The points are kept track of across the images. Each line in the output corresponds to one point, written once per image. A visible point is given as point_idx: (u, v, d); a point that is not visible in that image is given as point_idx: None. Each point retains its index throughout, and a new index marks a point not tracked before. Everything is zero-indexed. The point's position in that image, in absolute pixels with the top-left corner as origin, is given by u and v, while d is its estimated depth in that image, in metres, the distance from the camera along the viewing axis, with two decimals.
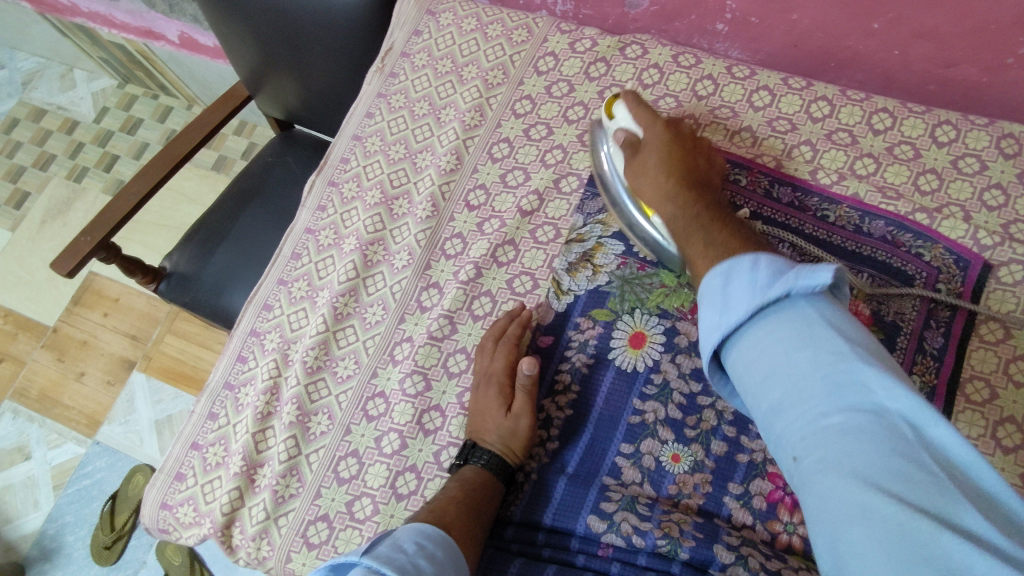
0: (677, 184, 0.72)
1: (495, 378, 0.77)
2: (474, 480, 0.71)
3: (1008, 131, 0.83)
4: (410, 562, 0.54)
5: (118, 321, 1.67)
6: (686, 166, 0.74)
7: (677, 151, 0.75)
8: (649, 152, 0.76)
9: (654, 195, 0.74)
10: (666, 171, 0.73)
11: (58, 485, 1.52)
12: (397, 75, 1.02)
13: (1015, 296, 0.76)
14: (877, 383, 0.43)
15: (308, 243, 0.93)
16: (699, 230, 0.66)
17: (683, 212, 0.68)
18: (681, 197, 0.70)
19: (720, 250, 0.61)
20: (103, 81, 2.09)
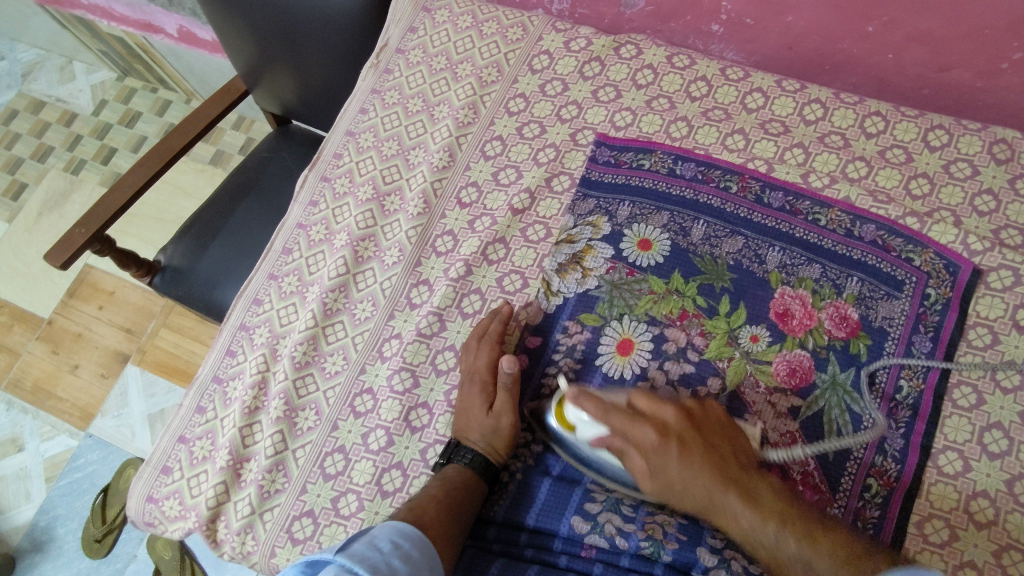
0: (706, 477, 0.67)
1: (479, 376, 0.77)
2: (455, 479, 0.72)
3: (1000, 137, 0.84)
4: (384, 560, 0.56)
5: (112, 314, 1.67)
6: (706, 449, 0.68)
7: (695, 452, 0.68)
8: (658, 459, 0.68)
9: (681, 477, 0.68)
10: (700, 478, 0.67)
11: (50, 477, 1.52)
12: (391, 72, 1.02)
13: (1004, 302, 0.76)
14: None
15: (299, 239, 0.93)
16: (731, 485, 0.66)
17: (705, 464, 0.67)
18: (701, 455, 0.68)
19: (783, 533, 0.63)
20: (102, 73, 2.09)
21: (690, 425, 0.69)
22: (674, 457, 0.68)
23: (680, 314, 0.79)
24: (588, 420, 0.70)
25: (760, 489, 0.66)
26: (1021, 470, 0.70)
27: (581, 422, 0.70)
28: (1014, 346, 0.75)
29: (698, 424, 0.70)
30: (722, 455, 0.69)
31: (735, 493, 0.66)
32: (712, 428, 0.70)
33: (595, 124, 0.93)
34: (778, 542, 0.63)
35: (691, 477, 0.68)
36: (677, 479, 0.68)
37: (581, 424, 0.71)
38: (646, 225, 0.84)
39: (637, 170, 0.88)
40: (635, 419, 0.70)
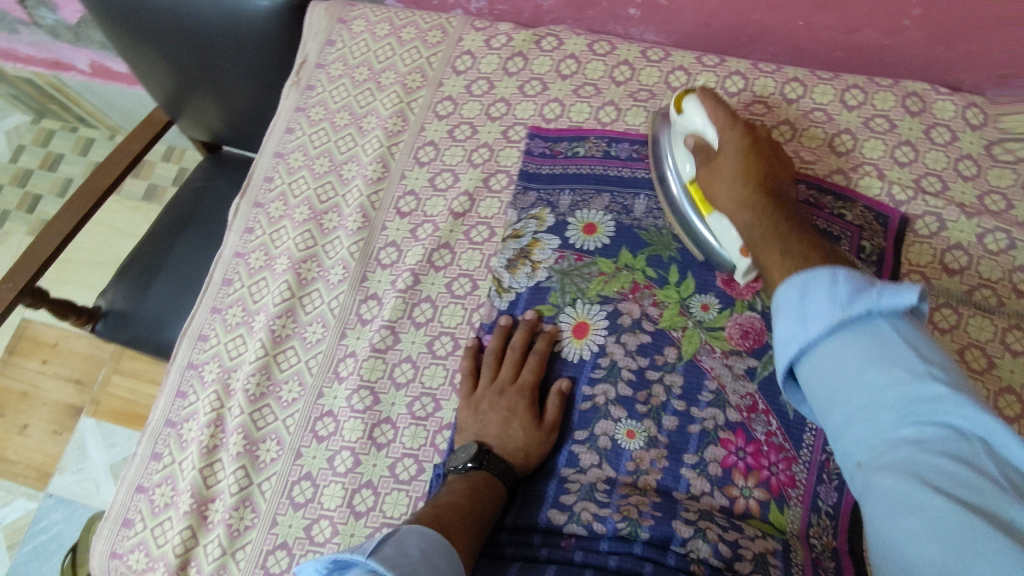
0: (785, 268, 0.60)
1: (527, 390, 0.76)
2: (467, 492, 0.69)
3: (912, 90, 0.87)
4: (412, 568, 0.54)
5: (58, 367, 1.60)
6: (779, 218, 0.66)
7: (773, 214, 0.66)
8: (731, 208, 0.71)
9: (727, 203, 0.71)
10: (752, 225, 0.67)
11: (11, 545, 1.44)
12: (314, 87, 1.00)
13: (932, 247, 0.80)
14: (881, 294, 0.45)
15: (239, 268, 0.91)
16: (777, 236, 0.62)
17: (763, 217, 0.66)
18: (757, 216, 0.67)
19: (795, 269, 0.56)
20: (14, 118, 1.97)
21: (798, 244, 0.60)
22: (744, 218, 0.68)
23: (632, 288, 0.81)
24: (713, 148, 0.74)
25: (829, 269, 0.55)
26: None
27: (692, 109, 0.76)
28: (946, 288, 0.78)
29: (790, 207, 0.68)
30: (791, 217, 0.66)
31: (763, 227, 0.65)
32: (797, 212, 0.68)
33: (526, 119, 0.93)
34: (743, 214, 0.68)
35: (743, 219, 0.68)
36: (742, 230, 0.69)
37: (719, 220, 0.74)
38: (589, 210, 0.85)
39: (573, 158, 0.89)
40: (707, 161, 0.75)
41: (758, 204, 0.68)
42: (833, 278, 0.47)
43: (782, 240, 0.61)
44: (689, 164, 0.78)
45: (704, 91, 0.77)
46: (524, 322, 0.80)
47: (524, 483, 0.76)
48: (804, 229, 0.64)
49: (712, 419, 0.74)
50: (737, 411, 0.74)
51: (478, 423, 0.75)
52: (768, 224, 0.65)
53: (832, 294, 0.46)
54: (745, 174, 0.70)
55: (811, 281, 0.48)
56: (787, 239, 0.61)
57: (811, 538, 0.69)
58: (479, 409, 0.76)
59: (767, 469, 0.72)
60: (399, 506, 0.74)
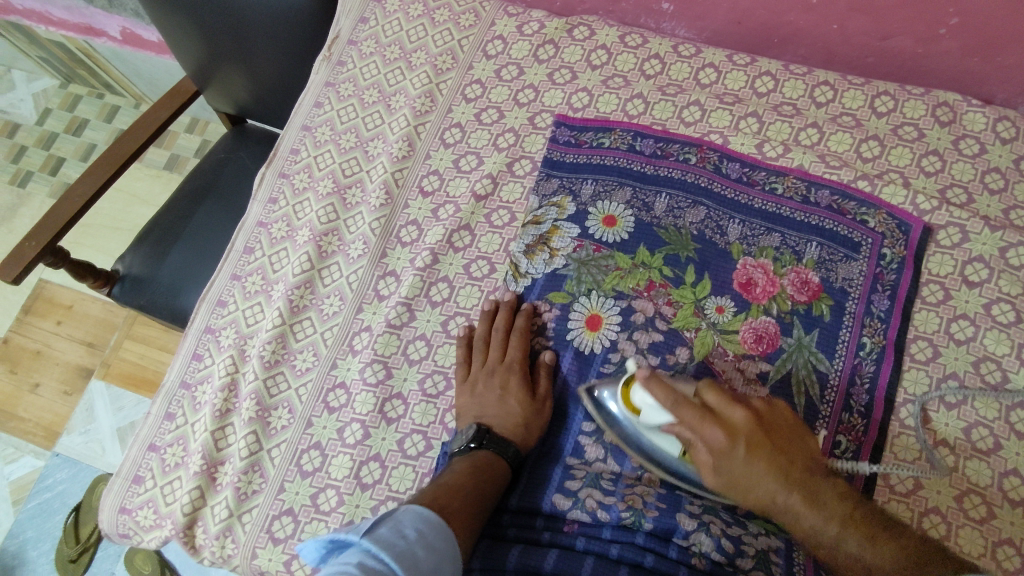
0: (774, 474, 0.61)
1: (517, 366, 0.78)
2: (470, 470, 0.69)
3: (943, 100, 0.87)
4: (408, 549, 0.54)
5: (72, 328, 1.62)
6: (768, 442, 0.62)
7: (763, 451, 0.62)
8: (724, 466, 0.62)
9: (719, 478, 0.63)
10: (762, 478, 0.61)
11: (17, 500, 1.46)
12: (345, 64, 1.01)
13: (953, 258, 0.79)
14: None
15: (261, 237, 0.92)
16: (791, 476, 0.61)
17: (765, 467, 0.61)
18: (763, 458, 0.62)
19: (869, 547, 0.58)
20: (44, 81, 2.00)
21: (760, 425, 0.63)
22: (740, 457, 0.62)
23: (647, 286, 0.80)
24: (658, 407, 0.64)
25: (822, 492, 0.61)
26: (975, 418, 0.73)
27: (647, 406, 0.65)
28: (965, 300, 0.78)
29: (766, 426, 0.64)
30: (787, 449, 0.63)
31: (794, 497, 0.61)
32: (773, 421, 0.64)
33: (553, 107, 0.93)
34: (767, 488, 0.61)
35: (757, 478, 0.62)
36: (718, 443, 0.62)
37: (650, 410, 0.65)
38: (610, 202, 0.85)
39: (598, 149, 0.89)
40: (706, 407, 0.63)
41: (754, 449, 0.62)
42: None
43: (784, 483, 0.61)
44: (662, 439, 0.68)
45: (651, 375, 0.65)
46: (506, 304, 0.81)
47: (528, 464, 0.77)
48: (798, 461, 0.62)
49: None
50: None
51: (474, 403, 0.76)
52: (783, 478, 0.61)
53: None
54: (714, 417, 0.63)
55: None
56: (775, 467, 0.62)
57: None
58: (474, 390, 0.77)
59: None
60: (405, 480, 0.75)
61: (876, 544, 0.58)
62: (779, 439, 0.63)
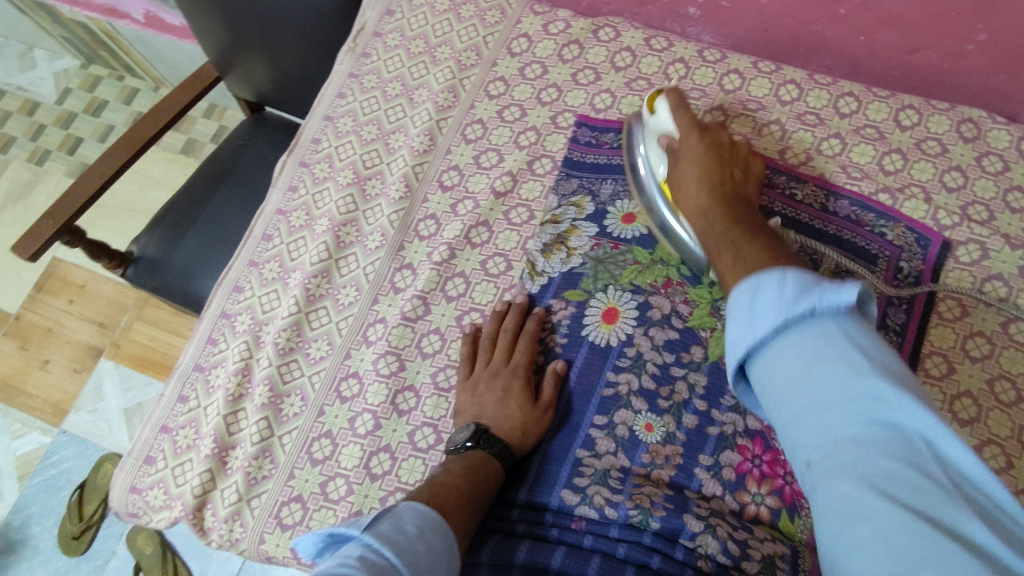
0: (721, 242, 0.64)
1: (520, 370, 0.78)
2: (465, 472, 0.69)
3: (967, 116, 0.86)
4: (408, 545, 0.54)
5: (83, 308, 1.63)
6: (729, 216, 0.67)
7: (723, 216, 0.67)
8: (684, 155, 0.75)
9: (686, 187, 0.73)
10: (699, 176, 0.72)
11: (23, 475, 1.48)
12: (369, 55, 1.01)
13: (972, 275, 0.79)
14: (820, 293, 0.43)
15: (279, 225, 0.92)
16: (732, 241, 0.62)
17: (713, 187, 0.71)
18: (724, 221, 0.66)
19: (752, 274, 0.55)
20: (65, 61, 2.01)
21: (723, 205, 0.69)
22: (693, 198, 0.72)
23: (665, 283, 0.80)
24: (670, 120, 0.78)
25: (744, 246, 0.60)
26: (987, 436, 0.72)
27: (663, 112, 0.79)
28: (981, 318, 0.77)
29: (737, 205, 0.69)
30: (740, 220, 0.66)
31: (698, 167, 0.73)
32: (749, 210, 0.68)
33: (575, 107, 0.93)
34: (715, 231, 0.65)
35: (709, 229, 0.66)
36: (692, 201, 0.72)
37: (662, 116, 0.79)
38: (630, 201, 0.85)
39: (618, 150, 0.89)
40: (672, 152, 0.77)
41: (710, 183, 0.72)
42: (796, 306, 0.44)
43: (730, 243, 0.62)
44: (654, 152, 0.80)
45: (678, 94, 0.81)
46: (514, 307, 0.82)
47: (530, 460, 0.77)
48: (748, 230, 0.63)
49: (732, 424, 0.73)
50: (758, 419, 0.73)
51: (474, 404, 0.76)
52: (732, 251, 0.61)
53: (786, 350, 0.44)
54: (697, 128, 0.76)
55: (746, 326, 0.46)
56: (733, 243, 0.62)
57: (820, 548, 0.68)
58: (475, 390, 0.77)
59: (781, 478, 0.71)
60: (414, 473, 0.75)
61: (761, 265, 0.55)
62: (733, 220, 0.66)
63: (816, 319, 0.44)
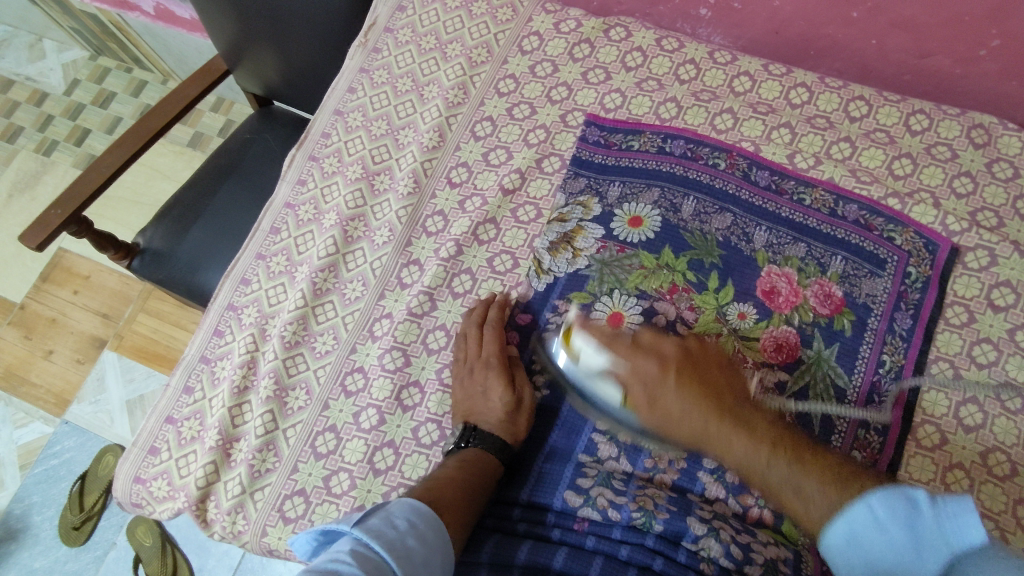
0: (703, 408, 0.66)
1: (494, 359, 0.76)
2: (457, 467, 0.70)
3: (978, 121, 0.86)
4: (399, 539, 0.55)
5: (88, 298, 1.63)
6: (705, 388, 0.67)
7: (695, 384, 0.68)
8: (643, 352, 0.70)
9: (643, 362, 0.69)
10: (660, 373, 0.68)
11: (25, 464, 1.48)
12: (380, 51, 1.01)
13: (980, 281, 0.79)
14: (939, 519, 0.50)
15: (287, 218, 0.92)
16: (723, 412, 0.65)
17: (694, 390, 0.67)
18: (694, 386, 0.67)
19: (797, 473, 0.60)
20: (75, 52, 2.01)
21: (687, 358, 0.69)
22: (669, 389, 0.67)
23: (670, 288, 0.80)
24: (595, 349, 0.71)
25: (752, 421, 0.65)
26: (993, 443, 0.72)
27: (588, 353, 0.71)
28: (989, 324, 0.77)
29: (698, 362, 0.70)
30: (710, 378, 0.69)
31: (671, 356, 0.69)
32: (705, 361, 0.70)
33: (585, 106, 0.93)
34: (715, 432, 0.65)
35: (688, 411, 0.66)
36: (672, 412, 0.67)
37: (589, 354, 0.71)
38: (637, 203, 0.84)
39: (627, 151, 0.89)
40: (613, 338, 0.72)
41: (682, 383, 0.67)
42: (877, 514, 0.52)
43: (733, 428, 0.64)
44: (600, 385, 0.71)
45: (588, 323, 0.74)
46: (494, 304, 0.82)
47: (532, 459, 0.77)
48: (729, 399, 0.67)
49: None
50: None
51: (461, 402, 0.77)
52: (749, 438, 0.63)
53: (883, 532, 0.52)
54: (644, 350, 0.70)
55: (854, 521, 0.53)
56: (735, 428, 0.64)
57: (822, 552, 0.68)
58: (460, 390, 0.77)
59: None
60: (418, 469, 0.76)
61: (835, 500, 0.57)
62: (705, 372, 0.69)
63: (923, 508, 0.51)
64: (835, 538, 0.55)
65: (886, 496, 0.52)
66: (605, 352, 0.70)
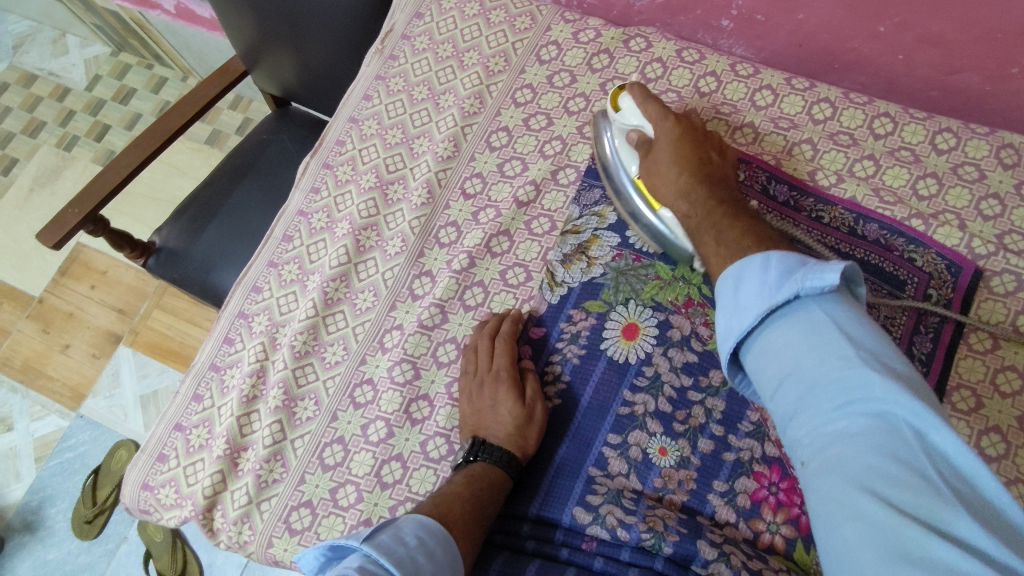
0: (686, 169, 0.74)
1: (504, 372, 0.75)
2: (465, 484, 0.68)
3: (1008, 142, 0.83)
4: (408, 556, 0.54)
5: (105, 293, 1.64)
6: (693, 156, 0.75)
7: (688, 151, 0.75)
8: (662, 130, 0.78)
9: (656, 128, 0.78)
10: (670, 138, 0.76)
11: (39, 457, 1.50)
12: (397, 58, 1.00)
13: (1006, 307, 0.76)
14: (843, 326, 0.47)
15: (300, 226, 0.92)
16: (712, 204, 0.69)
17: (683, 146, 0.76)
18: (689, 153, 0.75)
19: (740, 243, 0.61)
20: (97, 49, 2.03)
21: (699, 160, 0.74)
22: (665, 145, 0.76)
23: (686, 301, 0.79)
24: (635, 112, 0.80)
25: (722, 201, 0.70)
26: (1015, 475, 0.69)
27: (627, 108, 0.81)
28: (1015, 351, 0.74)
29: (704, 137, 0.77)
30: (703, 154, 0.75)
31: (675, 136, 0.76)
32: (711, 154, 0.76)
33: None
34: (693, 209, 0.71)
35: (675, 175, 0.75)
36: (660, 164, 0.77)
37: (629, 112, 0.80)
38: None
39: None
40: (645, 101, 0.79)
41: (678, 137, 0.76)
42: (766, 268, 0.53)
43: (711, 205, 0.69)
44: (625, 150, 0.82)
45: (637, 86, 0.81)
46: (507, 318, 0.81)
47: (543, 472, 0.76)
48: (709, 171, 0.74)
49: (749, 450, 0.72)
50: (776, 446, 0.72)
51: (472, 416, 0.75)
52: (710, 210, 0.69)
53: (813, 338, 0.47)
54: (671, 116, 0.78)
55: (803, 329, 0.48)
56: (712, 205, 0.69)
57: None
58: (470, 403, 0.76)
59: (798, 508, 0.69)
60: (425, 484, 0.75)
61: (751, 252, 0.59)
62: (703, 151, 0.76)
63: (826, 283, 0.48)
64: (727, 285, 0.55)
65: (781, 258, 0.53)
66: (639, 112, 0.79)
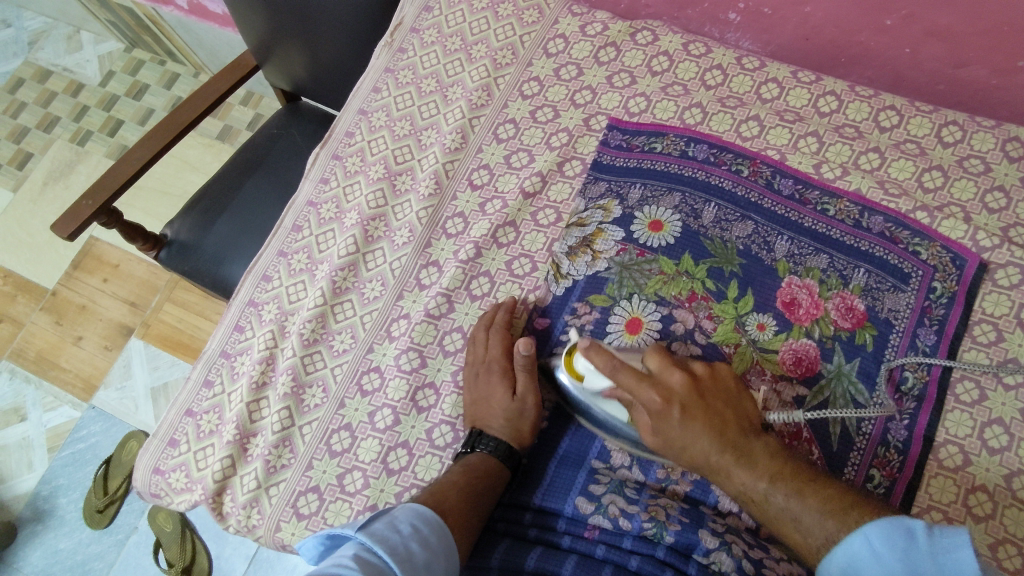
0: (712, 440, 0.63)
1: (496, 363, 0.77)
2: (463, 473, 0.70)
3: (1015, 134, 0.83)
4: (402, 544, 0.55)
5: (117, 286, 1.67)
6: (710, 411, 0.64)
7: (716, 417, 0.64)
8: (666, 421, 0.64)
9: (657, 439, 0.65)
10: (688, 433, 0.63)
11: (52, 447, 1.52)
12: (406, 51, 1.01)
13: (1010, 299, 0.76)
14: (936, 556, 0.51)
15: (310, 217, 0.93)
16: (736, 452, 0.62)
17: (707, 425, 0.63)
18: (704, 420, 0.64)
19: (792, 505, 0.59)
20: (110, 44, 2.05)
21: (695, 389, 0.65)
22: (676, 420, 0.64)
23: (689, 296, 0.78)
24: (597, 374, 0.67)
25: (753, 452, 0.62)
26: (1018, 466, 0.69)
27: (589, 376, 0.68)
28: (1019, 343, 0.74)
29: (704, 389, 0.65)
30: (720, 415, 0.64)
31: (679, 417, 0.64)
32: (714, 389, 0.66)
33: (609, 110, 0.92)
34: (766, 492, 0.60)
35: (696, 437, 0.63)
36: (677, 438, 0.64)
37: (592, 380, 0.68)
38: (657, 207, 0.83)
39: (649, 153, 0.88)
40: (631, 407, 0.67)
41: (687, 412, 0.64)
42: (871, 542, 0.53)
43: (741, 465, 0.62)
44: (607, 407, 0.70)
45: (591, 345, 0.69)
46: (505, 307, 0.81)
47: (545, 463, 0.77)
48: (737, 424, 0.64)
49: None
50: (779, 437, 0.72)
51: (468, 406, 0.77)
52: (752, 472, 0.61)
53: (881, 562, 0.52)
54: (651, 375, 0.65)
55: (855, 559, 0.54)
56: (743, 462, 0.62)
57: None
58: (467, 393, 0.77)
59: None
60: (431, 470, 0.76)
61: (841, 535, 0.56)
62: (750, 445, 0.62)
63: (920, 536, 0.52)
64: (832, 566, 0.56)
65: (877, 527, 0.54)
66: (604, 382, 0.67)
